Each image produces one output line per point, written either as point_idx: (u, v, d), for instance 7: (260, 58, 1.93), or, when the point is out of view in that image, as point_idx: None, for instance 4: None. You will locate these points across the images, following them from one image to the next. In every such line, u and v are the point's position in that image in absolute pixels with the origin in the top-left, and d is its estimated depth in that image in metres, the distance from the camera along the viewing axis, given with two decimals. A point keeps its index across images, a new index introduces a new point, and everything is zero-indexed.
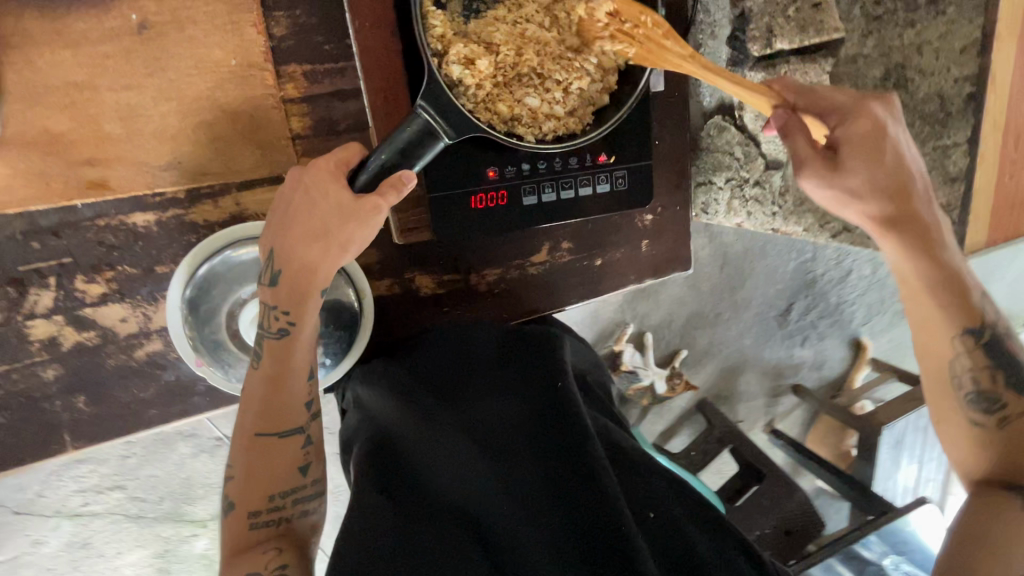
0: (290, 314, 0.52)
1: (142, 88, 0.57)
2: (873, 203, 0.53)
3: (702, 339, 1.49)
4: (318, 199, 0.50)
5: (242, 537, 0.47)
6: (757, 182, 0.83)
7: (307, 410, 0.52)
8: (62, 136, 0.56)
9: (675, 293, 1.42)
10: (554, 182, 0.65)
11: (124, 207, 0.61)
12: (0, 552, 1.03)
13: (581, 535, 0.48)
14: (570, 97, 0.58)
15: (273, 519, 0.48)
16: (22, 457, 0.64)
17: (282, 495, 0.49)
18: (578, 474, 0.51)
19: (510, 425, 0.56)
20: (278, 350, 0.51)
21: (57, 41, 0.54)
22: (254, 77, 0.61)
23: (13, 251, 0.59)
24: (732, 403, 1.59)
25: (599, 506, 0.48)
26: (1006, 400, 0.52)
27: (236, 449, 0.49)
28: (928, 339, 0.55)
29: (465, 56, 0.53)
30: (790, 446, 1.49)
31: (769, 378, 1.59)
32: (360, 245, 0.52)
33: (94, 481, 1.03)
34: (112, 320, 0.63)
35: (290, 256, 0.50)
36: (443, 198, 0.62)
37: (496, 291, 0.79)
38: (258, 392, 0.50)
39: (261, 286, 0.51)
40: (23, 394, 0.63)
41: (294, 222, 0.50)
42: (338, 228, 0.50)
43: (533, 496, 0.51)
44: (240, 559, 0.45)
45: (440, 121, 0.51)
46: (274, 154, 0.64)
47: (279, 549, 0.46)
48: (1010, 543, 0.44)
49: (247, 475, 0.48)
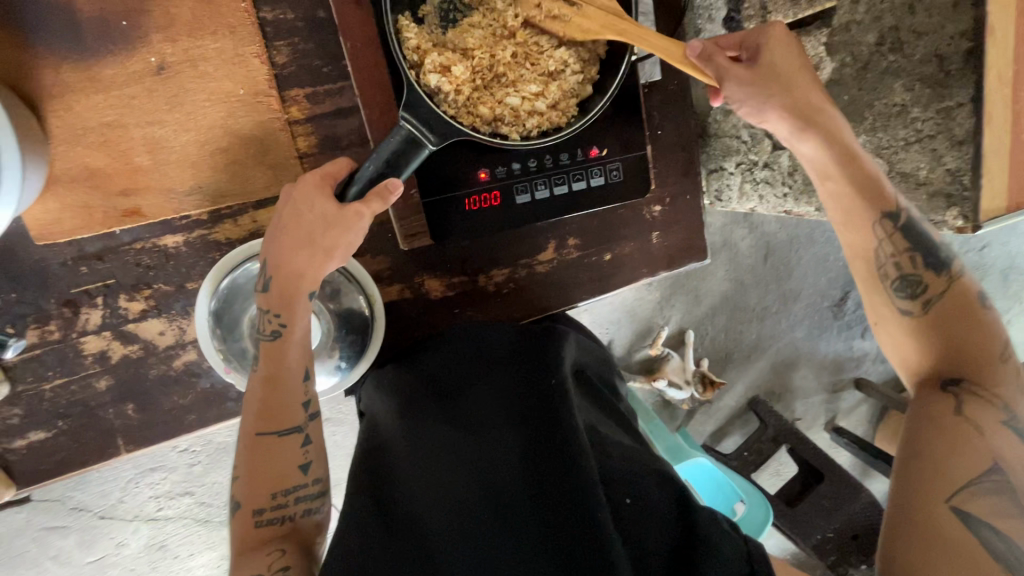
0: (281, 317, 0.55)
1: (164, 122, 0.64)
2: (788, 100, 0.57)
3: (749, 334, 1.44)
4: (304, 210, 0.53)
5: (249, 536, 0.49)
6: (766, 164, 0.77)
7: (304, 411, 0.55)
8: (99, 171, 0.64)
9: (714, 287, 1.38)
10: (547, 179, 0.66)
11: (155, 230, 0.67)
12: (89, 553, 1.14)
13: (559, 527, 0.48)
14: (551, 91, 0.59)
15: (277, 517, 0.51)
16: (86, 461, 0.71)
17: (284, 494, 0.52)
18: (560, 468, 0.51)
19: (500, 421, 0.58)
20: (274, 353, 0.55)
21: (91, 87, 0.61)
22: (261, 103, 0.66)
23: (67, 276, 0.67)
24: (788, 400, 1.51)
25: (579, 498, 0.48)
26: (929, 282, 0.57)
27: (241, 452, 0.52)
28: (854, 237, 0.59)
29: (441, 64, 0.55)
30: (856, 445, 1.40)
31: (827, 372, 1.51)
32: (346, 251, 0.55)
33: (166, 487, 1.14)
34: (152, 333, 0.70)
35: (280, 263, 0.54)
36: (438, 202, 0.65)
37: (505, 291, 0.81)
38: (258, 395, 0.54)
39: (255, 292, 0.55)
40: (82, 402, 0.70)
41: (285, 234, 0.53)
42: (323, 237, 0.53)
43: (517, 488, 0.52)
44: (250, 557, 0.48)
45: (419, 129, 0.52)
46: (284, 172, 0.69)
47: (282, 550, 0.49)
48: (952, 452, 0.49)
49: (250, 474, 0.51)
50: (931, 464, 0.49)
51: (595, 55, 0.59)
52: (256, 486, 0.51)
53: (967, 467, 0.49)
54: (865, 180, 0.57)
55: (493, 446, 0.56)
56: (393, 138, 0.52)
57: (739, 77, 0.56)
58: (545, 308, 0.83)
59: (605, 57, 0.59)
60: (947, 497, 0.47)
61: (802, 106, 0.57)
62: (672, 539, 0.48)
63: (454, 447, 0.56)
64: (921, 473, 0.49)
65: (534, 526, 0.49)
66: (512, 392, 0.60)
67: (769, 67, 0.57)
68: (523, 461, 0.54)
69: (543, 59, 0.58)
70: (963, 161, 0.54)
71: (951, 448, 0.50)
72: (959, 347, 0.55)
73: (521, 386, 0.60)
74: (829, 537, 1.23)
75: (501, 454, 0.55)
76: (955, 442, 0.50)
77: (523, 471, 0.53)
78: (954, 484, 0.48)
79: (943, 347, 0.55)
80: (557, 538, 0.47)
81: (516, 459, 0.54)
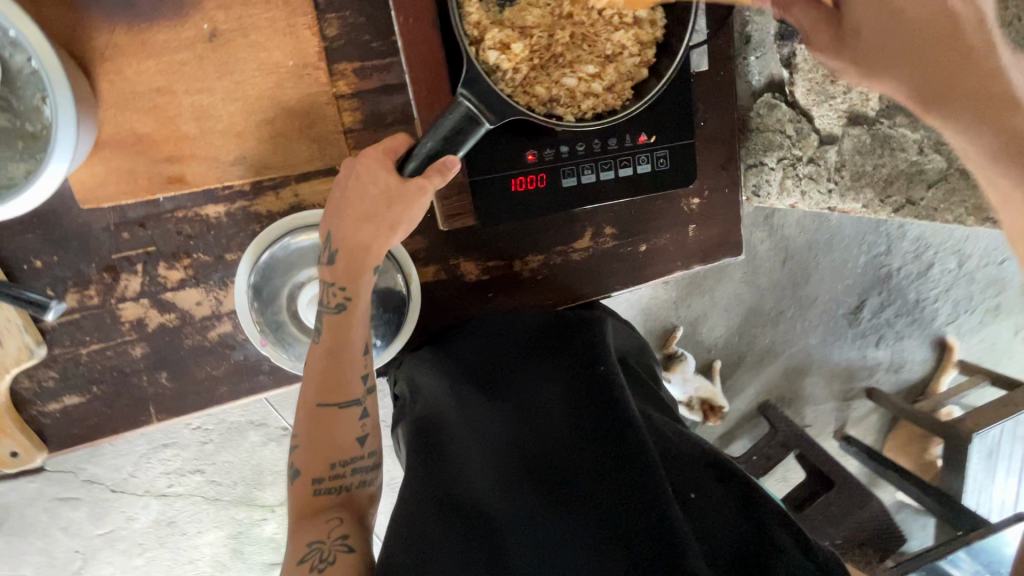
0: (346, 291, 0.55)
1: (212, 91, 0.63)
2: (903, 73, 0.50)
3: (764, 338, 1.43)
4: (368, 184, 0.53)
5: (307, 502, 0.51)
6: (811, 160, 0.78)
7: (363, 385, 0.55)
8: (146, 136, 0.63)
9: (730, 289, 1.37)
10: (594, 163, 0.66)
11: (198, 199, 0.67)
12: (99, 526, 1.14)
13: (624, 514, 0.49)
14: (607, 73, 0.58)
15: (334, 487, 0.53)
16: (116, 428, 0.71)
17: (342, 464, 0.53)
18: (620, 458, 0.53)
19: (554, 412, 0.60)
20: (338, 326, 0.55)
21: (142, 52, 0.61)
22: (310, 76, 0.66)
23: (108, 241, 0.67)
24: (799, 406, 1.50)
25: (644, 485, 0.49)
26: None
27: (301, 421, 0.53)
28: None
29: (501, 41, 0.55)
30: (864, 454, 1.40)
31: (838, 381, 1.50)
32: (409, 227, 0.55)
33: (177, 464, 1.14)
34: (189, 303, 0.70)
35: (345, 237, 0.55)
36: (483, 182, 0.64)
37: (539, 278, 0.80)
38: (319, 365, 0.54)
39: (320, 265, 0.56)
40: (116, 369, 0.70)
41: (350, 207, 0.54)
42: (388, 211, 0.53)
43: (574, 475, 0.54)
44: (309, 523, 0.50)
45: (480, 107, 0.51)
46: (327, 146, 0.68)
47: (341, 518, 0.51)
48: None
49: (310, 442, 0.52)
50: None
51: (654, 36, 0.58)
52: (316, 456, 0.52)
53: None
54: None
55: (549, 437, 0.58)
56: (451, 116, 0.52)
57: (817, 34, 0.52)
58: (576, 297, 0.82)
59: (663, 40, 0.58)
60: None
61: (929, 78, 0.50)
62: (734, 531, 0.48)
63: (511, 439, 0.59)
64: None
65: (596, 516, 0.50)
66: (564, 380, 0.62)
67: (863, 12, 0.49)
68: (580, 452, 0.55)
69: (601, 41, 0.58)
70: None
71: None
72: None
73: (571, 376, 0.62)
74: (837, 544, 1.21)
75: (556, 443, 0.57)
76: None
77: (580, 461, 0.54)
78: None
79: None
80: (623, 527, 0.48)
81: (573, 450, 0.56)
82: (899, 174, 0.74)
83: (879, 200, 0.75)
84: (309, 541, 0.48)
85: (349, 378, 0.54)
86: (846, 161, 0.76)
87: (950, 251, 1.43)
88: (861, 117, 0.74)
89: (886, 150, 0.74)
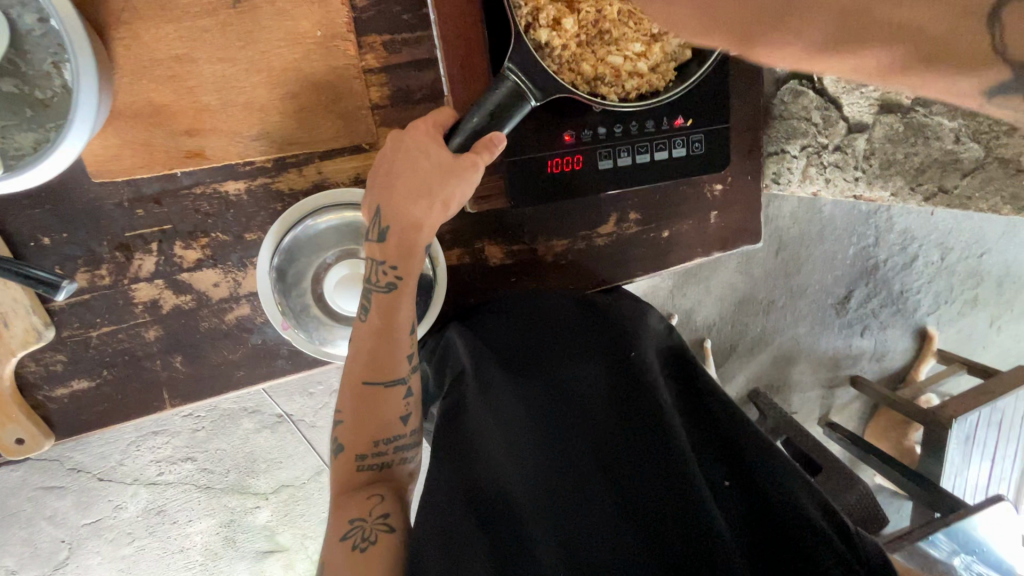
0: (396, 269, 0.54)
1: (235, 60, 0.60)
2: None
3: (755, 327, 1.44)
4: (419, 157, 0.52)
5: (349, 477, 0.51)
6: (838, 148, 0.76)
7: (409, 363, 0.54)
8: (164, 107, 0.60)
9: (726, 278, 1.39)
10: (630, 146, 0.65)
11: (217, 175, 0.64)
12: (87, 515, 1.10)
13: (654, 507, 0.51)
14: (653, 51, 0.57)
15: (377, 463, 0.51)
16: (125, 413, 0.68)
17: (385, 442, 0.52)
18: (651, 450, 0.54)
19: (587, 396, 0.58)
20: (386, 303, 0.53)
21: (161, 16, 0.58)
22: (338, 48, 0.63)
23: (120, 218, 0.63)
24: (787, 393, 1.52)
25: (675, 481, 0.51)
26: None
27: (347, 396, 0.52)
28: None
29: (552, 18, 0.54)
30: (848, 441, 1.43)
31: (825, 368, 1.52)
32: (460, 203, 0.53)
33: (168, 452, 1.11)
34: (206, 284, 0.67)
35: (394, 211, 0.53)
36: (519, 163, 0.63)
37: (563, 263, 0.79)
38: (365, 342, 0.53)
39: (370, 242, 0.54)
40: (127, 352, 0.67)
41: (400, 182, 0.52)
42: (440, 185, 0.51)
43: (607, 465, 0.54)
44: (351, 498, 0.49)
45: (527, 83, 0.50)
46: (354, 123, 0.66)
47: (382, 495, 0.49)
48: None
49: (355, 419, 0.52)
50: None
51: None
52: (360, 433, 0.52)
53: None
54: None
55: (581, 423, 0.56)
56: (498, 90, 0.50)
57: None
58: (599, 282, 0.81)
59: None
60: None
61: None
62: (764, 519, 0.51)
63: (540, 424, 0.57)
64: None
65: (624, 506, 0.52)
66: (595, 365, 0.60)
67: None
68: (611, 440, 0.56)
69: None
70: None
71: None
72: None
73: (602, 362, 0.61)
74: None
75: (587, 428, 0.56)
76: None
77: (610, 451, 0.55)
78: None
79: None
80: (652, 522, 0.51)
81: (604, 438, 0.56)
82: (933, 162, 0.65)
83: (908, 190, 0.70)
84: (351, 518, 0.47)
85: (396, 356, 0.53)
86: (876, 149, 0.71)
87: (934, 245, 1.47)
88: (894, 104, 0.66)
89: (919, 137, 0.65)
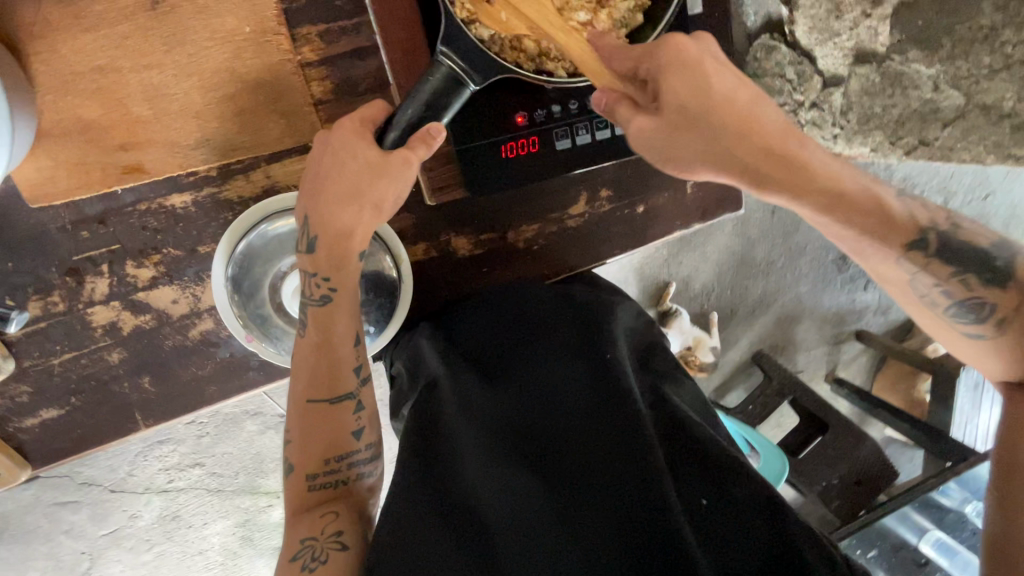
0: (330, 280, 0.54)
1: (163, 66, 0.57)
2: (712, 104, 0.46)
3: (753, 291, 1.40)
4: (347, 158, 0.50)
5: (301, 499, 0.49)
6: (815, 104, 0.69)
7: (356, 377, 0.53)
8: (94, 123, 0.57)
9: (720, 244, 1.33)
10: (588, 122, 0.62)
11: (160, 189, 0.61)
12: (102, 526, 1.08)
13: (628, 516, 0.47)
14: (599, 20, 0.57)
15: (330, 482, 0.50)
16: (101, 437, 0.67)
17: (337, 459, 0.51)
18: (625, 457, 0.50)
19: (561, 398, 0.56)
20: (323, 318, 0.53)
21: (77, 26, 0.54)
22: (270, 43, 0.59)
23: (66, 242, 0.61)
24: (789, 353, 1.49)
25: (648, 492, 0.47)
26: (997, 300, 0.45)
27: (293, 417, 0.52)
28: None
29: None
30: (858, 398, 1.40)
31: (829, 325, 1.49)
32: (395, 203, 0.52)
33: (175, 459, 1.08)
34: (165, 301, 0.65)
35: (324, 221, 0.52)
36: (471, 150, 0.59)
37: (535, 248, 0.76)
38: (308, 359, 0.53)
39: (300, 253, 0.53)
40: (93, 377, 0.66)
41: (328, 187, 0.51)
42: (370, 187, 0.50)
43: (577, 475, 0.50)
44: (302, 519, 0.47)
45: (464, 66, 0.47)
46: (298, 122, 0.62)
47: (335, 513, 0.47)
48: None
49: (303, 440, 0.50)
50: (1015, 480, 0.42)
51: None
52: (309, 452, 0.50)
53: None
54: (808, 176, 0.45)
55: (556, 426, 0.54)
56: (433, 77, 0.47)
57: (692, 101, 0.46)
58: (574, 266, 0.79)
59: None
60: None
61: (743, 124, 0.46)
62: (751, 543, 0.46)
63: (510, 431, 0.54)
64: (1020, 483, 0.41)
65: (593, 519, 0.48)
66: (569, 365, 0.58)
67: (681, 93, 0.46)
68: (584, 446, 0.52)
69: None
70: None
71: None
72: None
73: (576, 362, 0.58)
74: (833, 484, 1.19)
75: (560, 436, 0.53)
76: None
77: (582, 457, 0.51)
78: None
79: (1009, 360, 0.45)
80: (623, 536, 0.46)
81: (578, 443, 0.53)
82: (911, 113, 0.63)
83: (888, 144, 0.67)
84: (302, 537, 0.45)
85: (338, 371, 0.52)
86: (853, 104, 0.67)
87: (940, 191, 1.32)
88: (868, 54, 0.63)
89: (897, 88, 0.62)
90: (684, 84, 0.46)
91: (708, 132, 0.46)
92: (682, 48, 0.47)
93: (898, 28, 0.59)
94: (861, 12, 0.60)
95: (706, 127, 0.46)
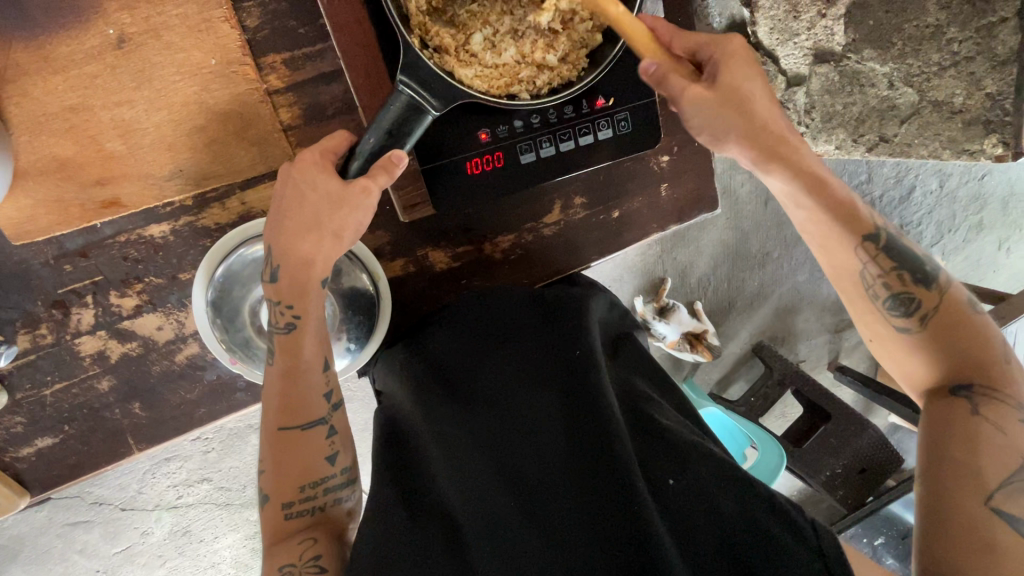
0: (293, 308, 0.55)
1: (132, 102, 0.59)
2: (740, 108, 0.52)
3: (750, 283, 1.29)
4: (307, 189, 0.52)
5: (280, 528, 0.51)
6: (780, 103, 0.71)
7: (326, 402, 0.56)
8: (70, 160, 0.59)
9: (715, 238, 1.23)
10: (551, 135, 0.64)
11: (139, 220, 0.63)
12: (114, 544, 1.06)
13: (594, 505, 0.48)
14: (561, 42, 0.58)
15: (307, 508, 0.52)
16: (97, 463, 0.69)
17: (312, 486, 0.53)
18: (593, 448, 0.51)
19: (532, 404, 0.57)
20: (289, 344, 0.55)
21: (47, 69, 0.56)
22: (236, 73, 0.61)
23: (50, 276, 0.63)
24: (791, 343, 1.38)
25: (614, 478, 0.49)
26: (921, 298, 0.51)
27: (266, 447, 0.54)
28: (991, 447, 0.45)
29: (450, 44, 0.55)
30: (862, 386, 1.29)
31: (829, 314, 1.38)
32: (355, 232, 0.54)
33: (182, 476, 1.07)
34: (150, 329, 0.67)
35: (287, 251, 0.54)
36: (435, 169, 0.62)
37: (513, 257, 0.77)
38: (277, 388, 0.55)
39: (265, 283, 0.55)
40: (85, 405, 0.68)
41: (290, 219, 0.53)
42: (330, 218, 0.52)
43: (546, 470, 0.52)
44: (281, 547, 0.49)
45: (423, 94, 0.50)
46: (269, 148, 0.64)
47: (314, 539, 0.50)
48: (977, 454, 0.45)
49: (276, 469, 0.53)
50: (954, 466, 0.45)
51: None
52: (283, 481, 0.52)
53: (1000, 473, 0.44)
54: (813, 174, 0.53)
55: (527, 428, 0.55)
56: (393, 106, 0.49)
57: (730, 75, 0.52)
58: (555, 271, 0.79)
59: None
60: (984, 499, 0.43)
61: (767, 128, 0.53)
62: (721, 524, 0.46)
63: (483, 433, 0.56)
64: (954, 482, 0.44)
65: (565, 513, 0.49)
66: (540, 364, 0.60)
67: (724, 88, 0.52)
68: (552, 441, 0.54)
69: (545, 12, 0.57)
70: (1006, 83, 0.52)
71: (969, 451, 0.45)
72: (975, 361, 0.49)
73: (546, 360, 0.60)
74: (836, 473, 1.19)
75: (529, 432, 0.55)
76: (972, 439, 0.45)
77: (551, 451, 0.53)
78: (987, 487, 0.43)
79: (937, 357, 0.50)
80: (594, 524, 0.47)
81: (546, 438, 0.54)
82: (871, 111, 0.64)
83: (851, 141, 0.67)
84: (281, 564, 0.48)
85: (309, 398, 0.55)
86: (816, 102, 0.68)
87: (932, 171, 1.27)
88: (827, 53, 0.64)
89: (855, 86, 0.63)
90: (728, 78, 0.52)
91: (738, 121, 0.52)
92: (732, 50, 0.53)
93: (852, 29, 0.60)
94: (818, 12, 0.61)
95: (724, 121, 0.52)
